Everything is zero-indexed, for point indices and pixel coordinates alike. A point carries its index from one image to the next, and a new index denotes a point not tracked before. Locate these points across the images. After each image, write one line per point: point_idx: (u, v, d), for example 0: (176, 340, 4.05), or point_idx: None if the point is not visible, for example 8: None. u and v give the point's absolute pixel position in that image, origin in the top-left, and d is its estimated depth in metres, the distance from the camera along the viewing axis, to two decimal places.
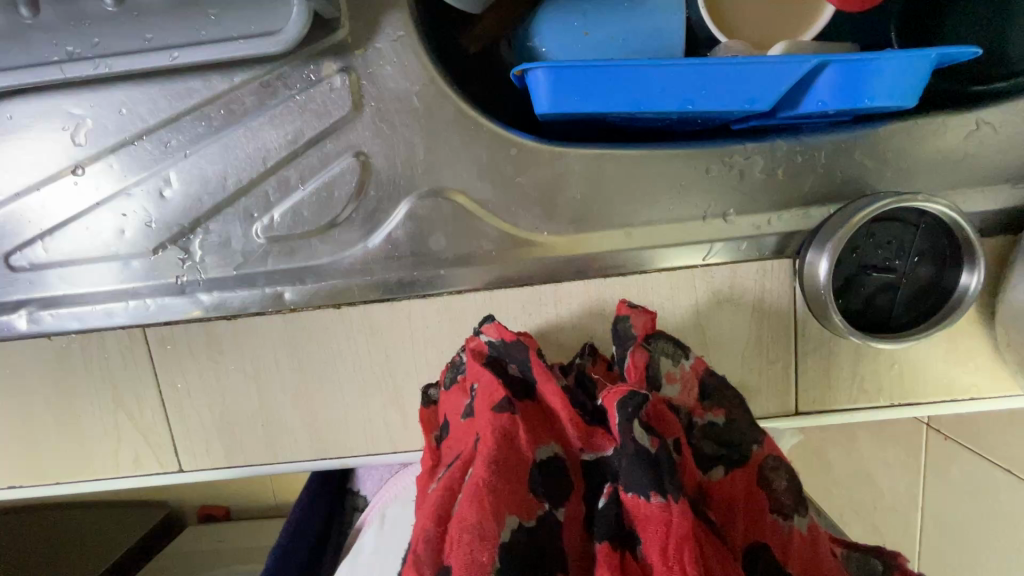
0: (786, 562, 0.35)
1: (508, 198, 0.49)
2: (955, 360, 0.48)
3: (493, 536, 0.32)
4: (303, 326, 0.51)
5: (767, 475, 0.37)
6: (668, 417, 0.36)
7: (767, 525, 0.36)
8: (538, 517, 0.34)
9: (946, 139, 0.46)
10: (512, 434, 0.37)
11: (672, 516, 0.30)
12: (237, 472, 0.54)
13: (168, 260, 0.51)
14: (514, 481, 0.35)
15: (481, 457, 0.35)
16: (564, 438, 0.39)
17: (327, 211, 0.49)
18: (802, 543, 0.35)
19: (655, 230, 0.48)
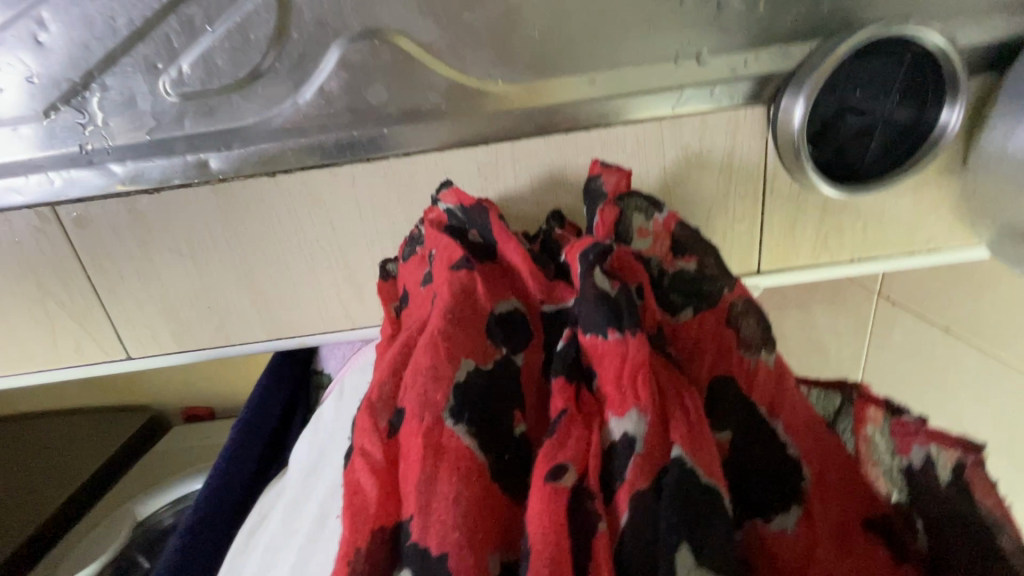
0: (750, 393, 0.31)
1: (454, 40, 0.42)
2: (918, 212, 0.48)
3: (448, 375, 0.31)
4: (235, 198, 0.46)
5: (737, 316, 0.33)
6: (633, 267, 0.34)
7: (732, 361, 0.32)
8: (496, 360, 0.33)
9: None
10: (470, 290, 0.35)
11: (630, 347, 0.29)
12: (191, 356, 0.53)
13: (65, 124, 0.44)
14: (471, 330, 0.33)
15: (437, 312, 0.34)
16: (527, 294, 0.37)
17: (244, 59, 0.42)
18: (768, 374, 0.31)
19: (620, 76, 0.44)
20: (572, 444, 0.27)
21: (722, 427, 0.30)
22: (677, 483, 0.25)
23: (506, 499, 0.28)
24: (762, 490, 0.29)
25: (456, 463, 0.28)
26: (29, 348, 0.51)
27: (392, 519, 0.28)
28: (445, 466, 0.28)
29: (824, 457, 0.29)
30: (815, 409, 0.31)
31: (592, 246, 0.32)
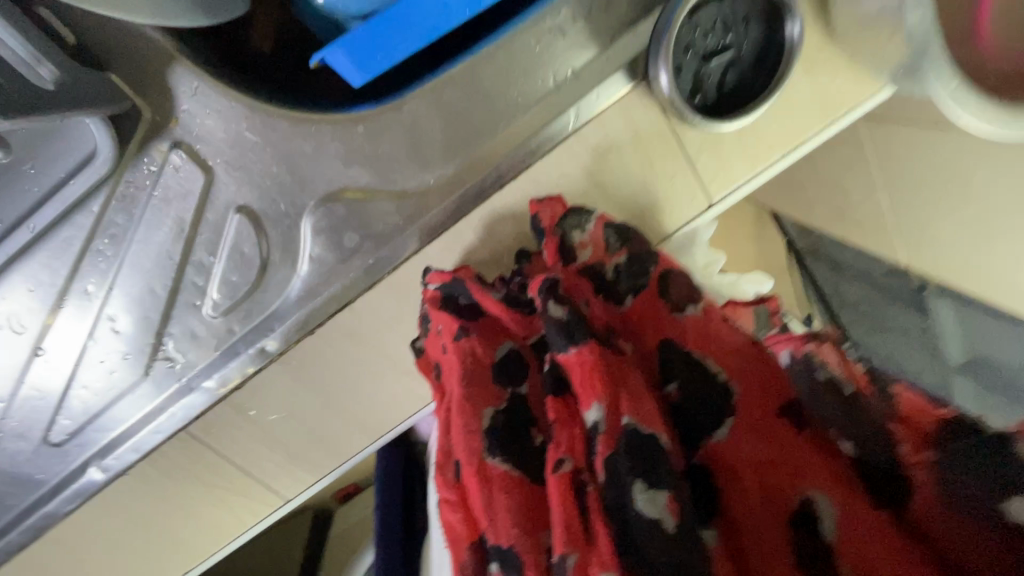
0: (686, 344, 0.40)
1: (383, 169, 0.51)
2: (824, 83, 0.50)
3: (477, 427, 0.42)
4: (297, 361, 0.57)
5: (668, 287, 0.43)
6: (578, 284, 0.44)
7: (668, 324, 0.42)
8: (507, 398, 0.44)
9: None
10: (474, 357, 0.45)
11: (583, 356, 0.38)
12: (331, 476, 0.67)
13: (162, 373, 0.57)
14: (483, 383, 0.44)
15: (456, 383, 0.45)
16: (514, 335, 0.47)
17: (250, 266, 0.53)
18: (694, 324, 0.41)
19: (517, 126, 0.50)
20: (561, 443, 0.38)
21: (669, 380, 0.40)
22: (626, 444, 0.35)
23: (542, 491, 0.40)
24: (704, 418, 0.37)
25: (500, 487, 0.39)
26: (220, 522, 0.67)
27: (472, 537, 0.40)
28: (495, 488, 0.39)
29: (747, 374, 0.37)
30: (746, 336, 0.39)
31: (544, 285, 0.41)
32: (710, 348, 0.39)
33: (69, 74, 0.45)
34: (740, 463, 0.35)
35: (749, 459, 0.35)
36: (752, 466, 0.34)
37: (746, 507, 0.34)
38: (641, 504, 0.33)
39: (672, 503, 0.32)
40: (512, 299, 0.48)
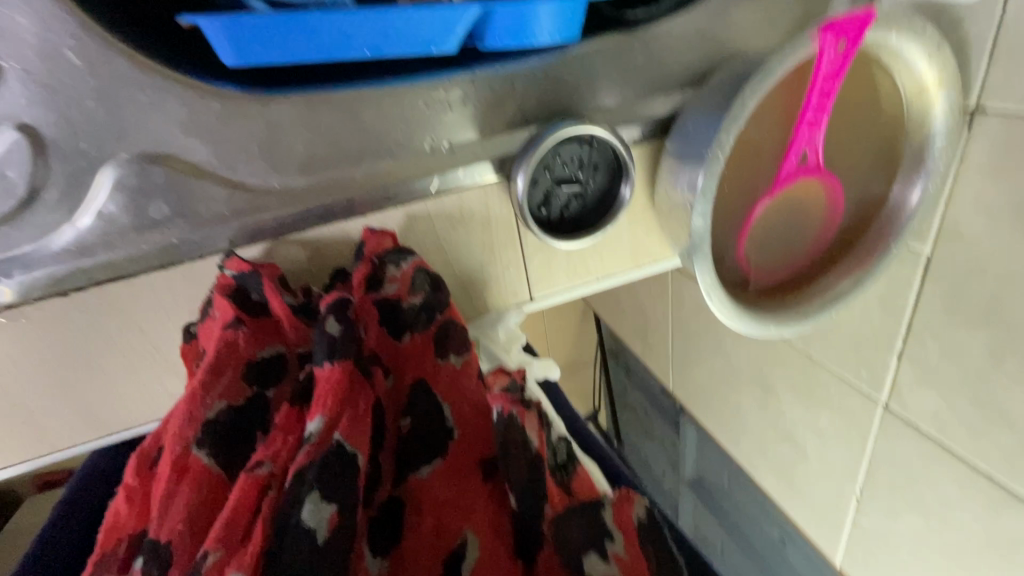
0: (437, 390, 0.43)
1: (225, 154, 0.47)
2: (639, 237, 0.62)
3: (199, 416, 0.39)
4: (33, 320, 0.48)
5: (446, 336, 0.45)
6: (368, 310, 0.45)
7: (432, 368, 0.44)
8: (247, 397, 0.41)
9: (624, 59, 0.54)
10: (234, 351, 0.42)
11: (333, 374, 0.38)
12: (18, 469, 0.54)
13: None
14: (228, 376, 0.41)
15: (203, 370, 0.41)
16: (287, 340, 0.45)
17: (5, 197, 0.43)
18: (450, 372, 0.43)
19: (381, 169, 0.51)
20: (271, 450, 0.37)
21: (407, 414, 0.42)
22: (322, 458, 0.34)
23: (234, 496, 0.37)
24: (420, 455, 0.40)
25: (196, 482, 0.36)
26: None
27: (134, 530, 0.37)
28: (185, 481, 0.36)
29: (469, 426, 0.41)
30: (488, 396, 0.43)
31: (333, 301, 0.44)
32: (453, 397, 0.42)
33: None
34: (429, 504, 0.38)
35: (436, 499, 0.38)
36: (436, 504, 0.38)
37: (420, 545, 0.36)
38: (307, 513, 0.31)
39: (334, 519, 0.32)
40: (301, 310, 0.46)
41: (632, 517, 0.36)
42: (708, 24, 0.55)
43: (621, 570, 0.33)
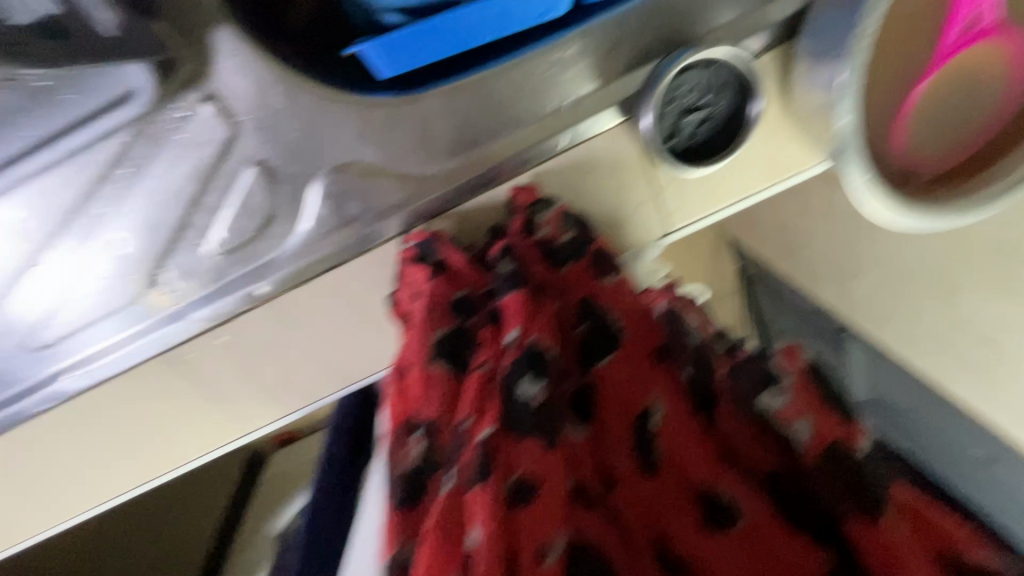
0: (601, 300, 0.49)
1: (392, 152, 0.57)
2: (778, 149, 0.60)
3: (425, 338, 0.46)
4: (286, 306, 0.64)
5: (601, 261, 0.51)
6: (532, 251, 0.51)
7: (593, 286, 0.50)
8: (454, 325, 0.48)
9: None
10: (436, 295, 0.50)
11: (516, 298, 0.44)
12: (291, 418, 0.73)
13: (156, 299, 0.62)
14: (434, 309, 0.48)
15: (416, 308, 0.49)
16: (469, 285, 0.52)
17: (256, 216, 0.58)
18: (610, 288, 0.50)
19: (517, 136, 0.57)
20: (484, 355, 0.45)
21: (579, 322, 0.48)
22: (526, 356, 0.42)
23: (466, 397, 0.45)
24: (599, 348, 0.47)
25: (436, 385, 0.44)
26: (184, 440, 0.73)
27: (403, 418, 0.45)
28: (431, 384, 0.44)
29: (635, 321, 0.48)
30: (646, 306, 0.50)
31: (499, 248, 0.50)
32: (618, 305, 0.48)
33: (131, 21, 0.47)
34: (614, 385, 0.45)
35: (622, 377, 0.45)
36: (620, 380, 0.45)
37: (611, 412, 0.45)
38: (525, 388, 0.40)
39: (543, 392, 0.40)
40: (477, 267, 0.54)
41: (801, 363, 0.45)
42: None
43: (816, 441, 0.42)
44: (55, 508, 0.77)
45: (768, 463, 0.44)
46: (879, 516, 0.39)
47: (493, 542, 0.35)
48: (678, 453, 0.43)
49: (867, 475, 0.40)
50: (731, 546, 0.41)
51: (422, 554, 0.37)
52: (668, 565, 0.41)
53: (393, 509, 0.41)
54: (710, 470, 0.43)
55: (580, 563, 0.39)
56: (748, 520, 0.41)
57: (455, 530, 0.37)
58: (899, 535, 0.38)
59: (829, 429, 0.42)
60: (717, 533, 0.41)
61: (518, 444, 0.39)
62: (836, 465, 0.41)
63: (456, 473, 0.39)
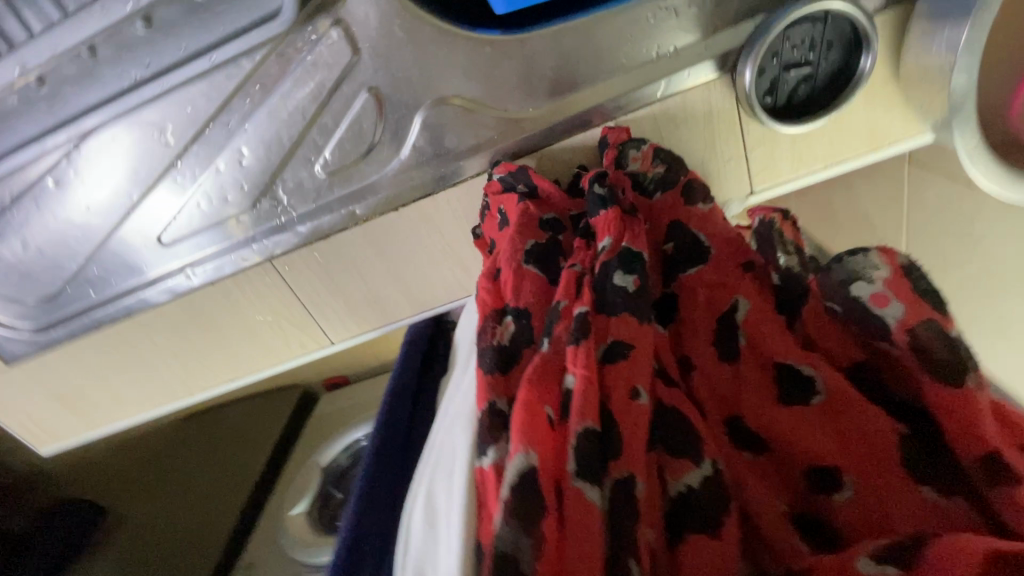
0: (690, 224, 0.44)
1: (493, 88, 0.60)
2: (877, 115, 0.59)
3: (518, 246, 0.47)
4: (377, 228, 0.69)
5: (693, 190, 0.47)
6: (620, 177, 0.49)
7: (686, 209, 0.46)
8: (546, 239, 0.49)
9: None
10: (528, 210, 0.50)
11: (610, 215, 0.43)
12: (368, 335, 0.80)
13: (266, 210, 0.68)
14: (524, 223, 0.49)
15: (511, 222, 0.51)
16: (559, 209, 0.55)
17: (363, 140, 0.63)
18: (702, 212, 0.45)
19: (614, 81, 0.59)
20: (576, 259, 0.44)
21: (669, 239, 0.44)
22: (621, 253, 0.40)
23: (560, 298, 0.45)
24: (684, 256, 0.42)
25: (529, 280, 0.45)
26: (272, 346, 0.80)
27: (496, 307, 0.45)
28: (524, 284, 0.45)
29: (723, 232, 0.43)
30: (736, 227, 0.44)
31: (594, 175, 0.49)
32: (709, 221, 0.44)
33: None
34: (699, 286, 0.40)
35: (707, 281, 0.40)
36: (706, 284, 0.40)
37: (693, 303, 0.40)
38: (617, 279, 0.38)
39: (639, 281, 0.38)
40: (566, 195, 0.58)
41: (898, 257, 0.33)
42: None
43: (891, 288, 0.33)
44: (151, 399, 0.85)
45: (853, 357, 0.36)
46: (944, 376, 0.31)
47: (586, 394, 0.33)
48: (765, 344, 0.36)
49: (963, 353, 0.31)
50: (814, 416, 0.34)
51: (516, 404, 0.34)
52: (744, 450, 0.35)
53: (483, 374, 0.40)
54: (788, 346, 0.36)
55: (660, 433, 0.34)
56: (829, 393, 0.33)
57: (543, 390, 0.35)
58: (979, 397, 0.30)
59: (911, 292, 0.32)
60: (797, 403, 0.34)
61: (614, 316, 0.37)
62: (930, 350, 0.31)
63: (554, 340, 0.38)
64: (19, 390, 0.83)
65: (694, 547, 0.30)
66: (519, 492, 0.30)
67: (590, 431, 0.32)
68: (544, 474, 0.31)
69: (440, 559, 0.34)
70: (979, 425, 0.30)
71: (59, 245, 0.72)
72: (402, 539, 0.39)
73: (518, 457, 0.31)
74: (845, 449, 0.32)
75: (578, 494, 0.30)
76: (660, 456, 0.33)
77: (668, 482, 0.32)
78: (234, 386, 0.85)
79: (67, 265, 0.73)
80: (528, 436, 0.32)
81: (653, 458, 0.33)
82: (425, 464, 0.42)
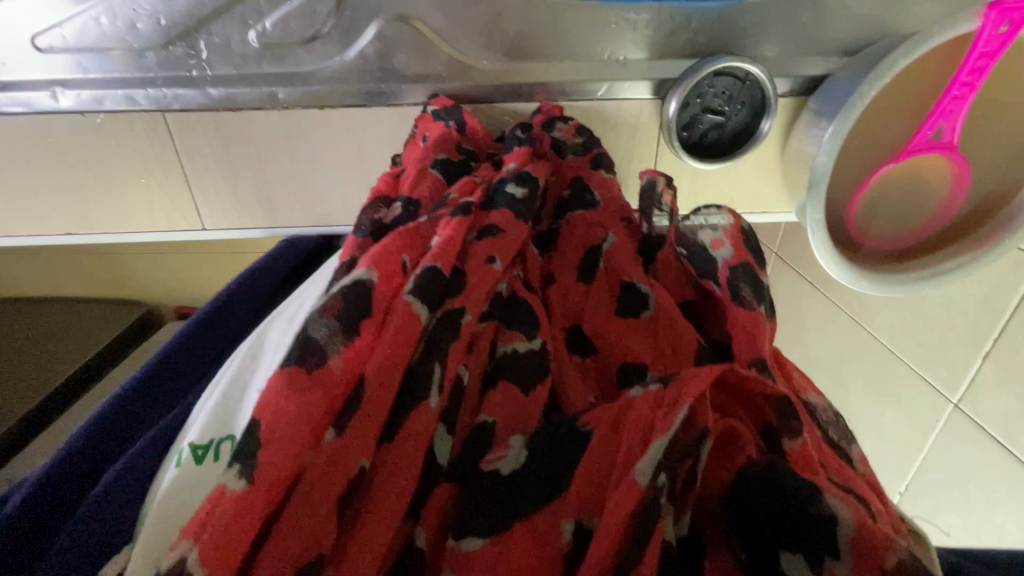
0: (589, 179, 0.55)
1: (456, 27, 0.62)
2: (761, 181, 0.70)
3: (431, 152, 0.54)
4: (295, 121, 0.66)
5: (598, 160, 0.57)
6: (541, 134, 0.59)
7: (589, 172, 0.56)
8: (458, 154, 0.56)
9: (791, 18, 0.62)
10: (449, 133, 0.57)
11: (521, 152, 0.54)
12: (247, 234, 0.74)
13: (178, 56, 0.63)
14: (444, 138, 0.56)
15: (432, 134, 0.57)
16: (480, 143, 0.61)
17: (310, 25, 0.61)
18: (601, 177, 0.55)
19: (565, 67, 0.64)
20: (482, 173, 0.53)
21: (567, 189, 0.55)
22: (518, 173, 0.51)
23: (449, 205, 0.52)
24: (574, 204, 0.53)
25: (428, 181, 0.51)
26: (132, 211, 0.71)
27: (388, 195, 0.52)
28: (424, 180, 0.52)
29: (611, 196, 0.53)
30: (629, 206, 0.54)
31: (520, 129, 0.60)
32: (601, 184, 0.54)
33: None
34: (579, 223, 0.50)
35: (584, 220, 0.51)
36: (581, 221, 0.51)
37: (571, 234, 0.50)
38: (510, 188, 0.49)
39: (525, 193, 0.48)
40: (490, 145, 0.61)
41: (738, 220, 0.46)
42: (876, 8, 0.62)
43: (726, 237, 0.44)
44: None
45: (684, 295, 0.47)
46: (740, 302, 0.41)
47: (446, 247, 0.41)
48: (618, 268, 0.46)
49: (759, 290, 0.42)
50: (637, 326, 0.42)
51: (375, 248, 0.40)
52: (577, 353, 0.43)
53: (357, 237, 0.45)
54: (630, 271, 0.45)
55: (501, 308, 0.42)
56: (654, 308, 0.42)
57: (408, 243, 0.42)
58: (762, 320, 0.40)
59: (740, 242, 0.44)
60: (628, 316, 0.43)
61: (494, 210, 0.47)
62: (740, 278, 0.42)
63: (433, 216, 0.46)
64: None
65: (503, 392, 0.36)
66: (345, 295, 0.36)
67: (436, 269, 0.40)
68: (378, 290, 0.37)
69: (253, 381, 0.35)
70: (757, 344, 0.39)
71: None
72: (218, 371, 0.39)
73: (362, 269, 0.38)
74: (652, 349, 0.41)
75: (407, 306, 0.36)
76: (500, 326, 0.41)
77: (497, 344, 0.40)
78: (65, 243, 0.73)
79: None
80: (374, 262, 0.38)
81: (492, 327, 0.40)
82: (274, 313, 0.44)
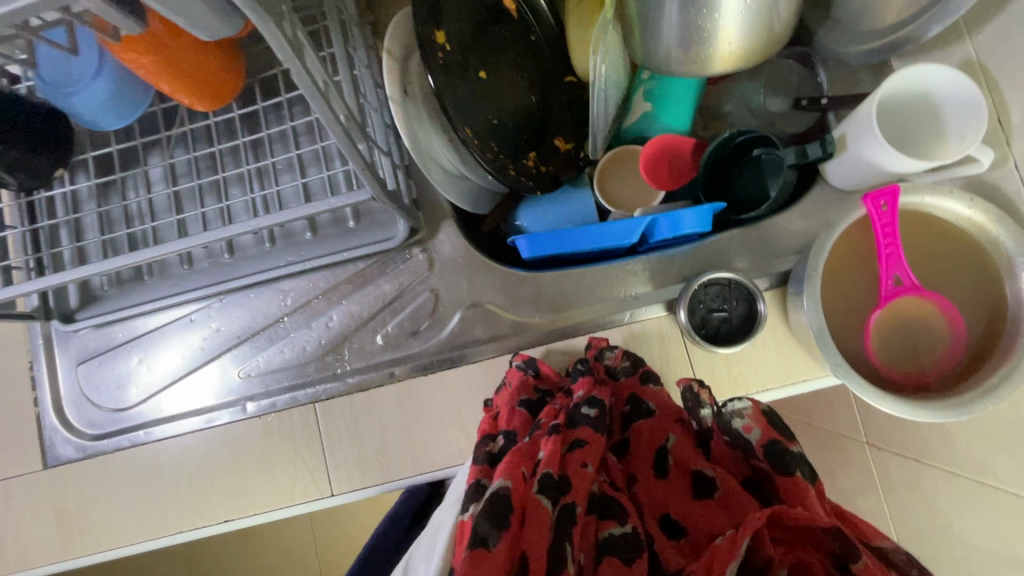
0: (643, 393, 0.72)
1: (514, 301, 0.89)
2: (786, 353, 0.82)
3: (517, 395, 0.74)
4: (406, 388, 0.88)
5: (647, 378, 0.75)
6: (598, 368, 0.79)
7: (646, 389, 0.73)
8: (535, 395, 0.75)
9: (748, 241, 0.86)
10: (526, 379, 0.77)
11: (583, 380, 0.73)
12: (365, 492, 0.87)
13: (329, 361, 0.90)
14: (525, 383, 0.76)
15: (514, 380, 0.77)
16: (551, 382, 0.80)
17: (418, 322, 0.90)
18: (653, 390, 0.73)
19: (596, 307, 0.87)
20: (557, 402, 0.72)
21: (626, 404, 0.73)
22: (589, 398, 0.67)
23: None
24: (637, 414, 0.71)
25: (518, 416, 0.71)
26: (278, 489, 0.87)
27: (490, 432, 0.70)
28: (516, 416, 0.71)
29: (664, 402, 0.71)
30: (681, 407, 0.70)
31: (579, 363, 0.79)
32: (653, 397, 0.72)
33: (411, 213, 0.86)
34: (645, 430, 0.68)
35: (649, 427, 0.68)
36: (648, 429, 0.68)
37: (640, 440, 0.67)
38: (585, 409, 0.65)
39: (596, 412, 0.65)
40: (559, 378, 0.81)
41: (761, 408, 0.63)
42: (807, 219, 0.86)
43: (752, 419, 0.62)
44: (140, 528, 0.88)
45: (745, 474, 0.62)
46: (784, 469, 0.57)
47: (552, 454, 0.58)
48: (685, 462, 0.62)
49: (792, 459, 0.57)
50: (713, 505, 0.58)
51: (502, 464, 0.59)
52: (673, 537, 0.58)
53: (476, 465, 0.63)
54: (699, 459, 0.62)
55: (595, 505, 0.57)
56: (724, 487, 0.58)
57: (523, 457, 0.59)
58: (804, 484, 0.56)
59: (766, 425, 0.61)
60: (705, 497, 0.59)
61: (575, 426, 0.63)
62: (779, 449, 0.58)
63: (534, 436, 0.63)
64: (36, 496, 0.90)
65: (610, 563, 0.52)
66: (491, 499, 0.53)
67: (549, 473, 0.56)
68: (514, 491, 0.55)
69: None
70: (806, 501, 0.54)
71: (165, 368, 0.93)
72: None
73: (498, 481, 0.56)
74: (729, 521, 0.56)
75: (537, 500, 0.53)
76: (597, 519, 0.56)
77: (601, 531, 0.55)
78: (221, 529, 0.87)
79: (156, 382, 0.92)
80: (507, 472, 0.57)
81: (592, 519, 0.56)
82: (421, 535, 0.61)
